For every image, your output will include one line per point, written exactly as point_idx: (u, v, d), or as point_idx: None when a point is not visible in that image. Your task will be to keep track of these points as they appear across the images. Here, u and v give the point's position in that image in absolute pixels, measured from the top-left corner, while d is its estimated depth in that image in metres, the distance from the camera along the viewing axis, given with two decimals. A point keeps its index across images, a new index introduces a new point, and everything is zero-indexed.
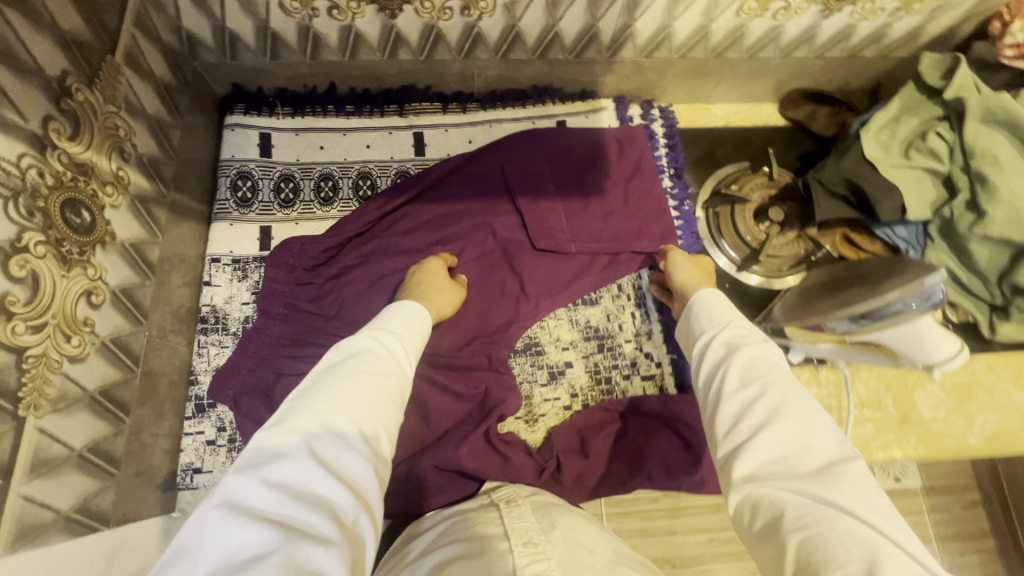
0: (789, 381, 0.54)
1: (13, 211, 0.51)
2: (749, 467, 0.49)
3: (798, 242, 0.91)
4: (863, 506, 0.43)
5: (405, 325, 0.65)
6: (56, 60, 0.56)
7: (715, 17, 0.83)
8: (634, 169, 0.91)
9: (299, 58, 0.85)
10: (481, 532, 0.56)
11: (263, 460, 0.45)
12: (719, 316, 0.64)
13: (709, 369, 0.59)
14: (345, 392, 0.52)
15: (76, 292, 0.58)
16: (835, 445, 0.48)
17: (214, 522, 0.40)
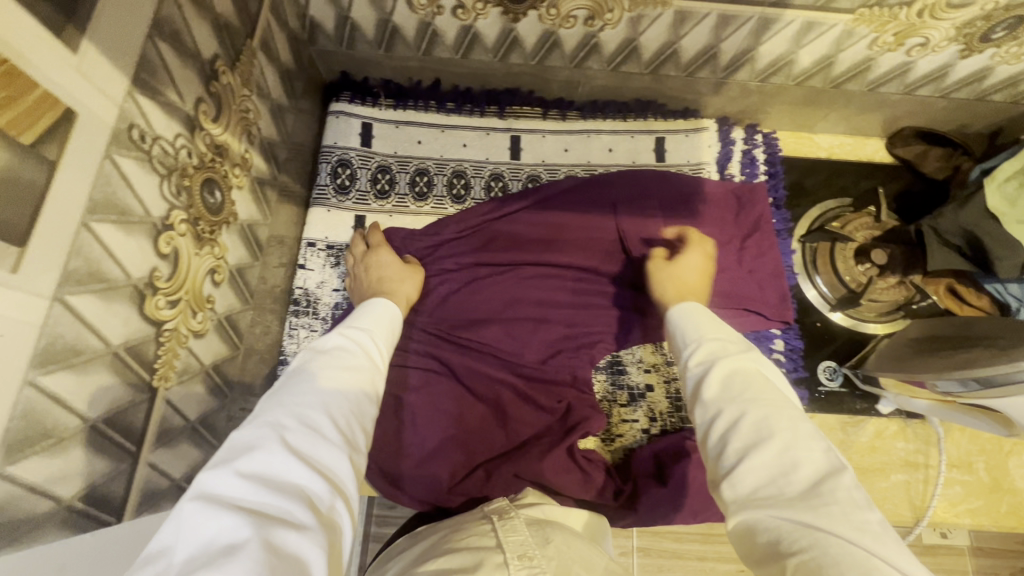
0: (774, 389, 0.45)
1: (166, 190, 0.52)
2: (747, 485, 0.39)
3: (898, 288, 0.88)
4: (857, 530, 0.34)
5: (374, 322, 0.59)
6: (210, 42, 0.58)
7: (845, 48, 0.79)
8: (751, 229, 0.86)
9: (412, 53, 0.86)
10: (468, 544, 0.51)
11: (233, 450, 0.39)
12: (704, 328, 0.52)
13: (688, 392, 0.49)
14: (322, 383, 0.46)
15: (205, 269, 0.60)
16: (822, 453, 0.40)
17: (182, 520, 0.34)
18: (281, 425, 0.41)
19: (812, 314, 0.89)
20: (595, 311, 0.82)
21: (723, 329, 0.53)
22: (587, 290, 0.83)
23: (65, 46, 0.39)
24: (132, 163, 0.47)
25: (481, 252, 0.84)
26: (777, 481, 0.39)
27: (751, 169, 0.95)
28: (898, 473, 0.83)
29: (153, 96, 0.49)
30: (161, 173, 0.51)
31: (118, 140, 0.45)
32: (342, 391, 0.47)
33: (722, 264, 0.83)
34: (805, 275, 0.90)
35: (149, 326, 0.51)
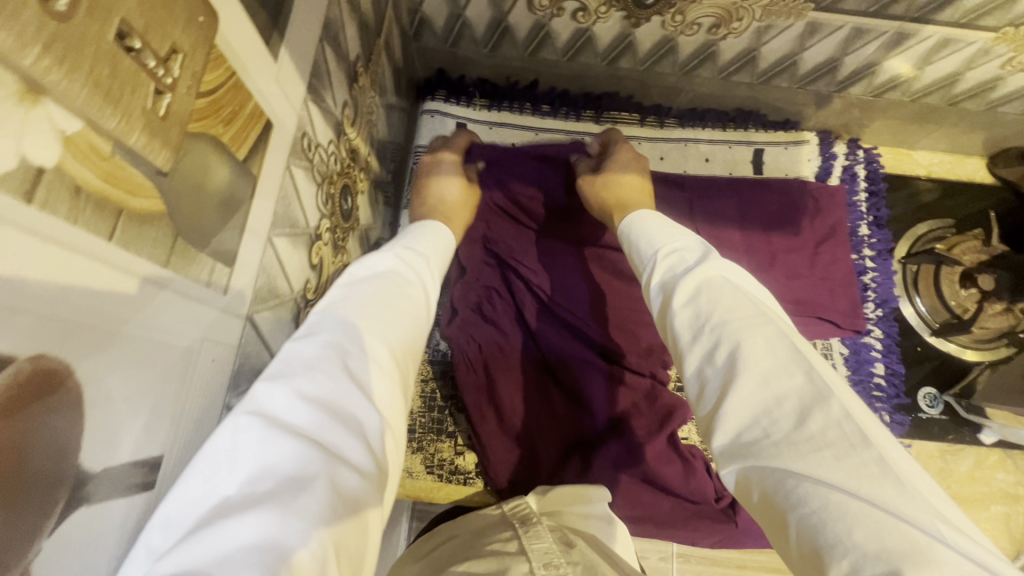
0: (748, 302, 0.38)
1: (319, 199, 0.50)
2: (736, 426, 0.33)
3: (1006, 315, 0.85)
4: (863, 476, 0.28)
5: (428, 249, 0.54)
6: (355, 42, 0.55)
7: (975, 67, 0.76)
8: (826, 235, 0.85)
9: (517, 53, 0.83)
10: (495, 548, 0.50)
11: (290, 366, 0.33)
12: (660, 242, 0.48)
13: (656, 314, 0.44)
14: (382, 307, 0.40)
15: (336, 277, 0.58)
16: (791, 380, 0.33)
17: (230, 439, 0.29)
18: (344, 348, 0.35)
19: (913, 336, 0.87)
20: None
21: (688, 237, 0.48)
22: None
23: (270, 54, 0.37)
24: (301, 172, 0.45)
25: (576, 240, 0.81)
26: (764, 419, 0.33)
27: (851, 185, 0.92)
28: (996, 504, 0.81)
29: (318, 102, 0.47)
30: (318, 181, 0.49)
31: (294, 150, 0.43)
32: (399, 319, 0.40)
33: (796, 272, 0.82)
34: (904, 294, 0.88)
35: None
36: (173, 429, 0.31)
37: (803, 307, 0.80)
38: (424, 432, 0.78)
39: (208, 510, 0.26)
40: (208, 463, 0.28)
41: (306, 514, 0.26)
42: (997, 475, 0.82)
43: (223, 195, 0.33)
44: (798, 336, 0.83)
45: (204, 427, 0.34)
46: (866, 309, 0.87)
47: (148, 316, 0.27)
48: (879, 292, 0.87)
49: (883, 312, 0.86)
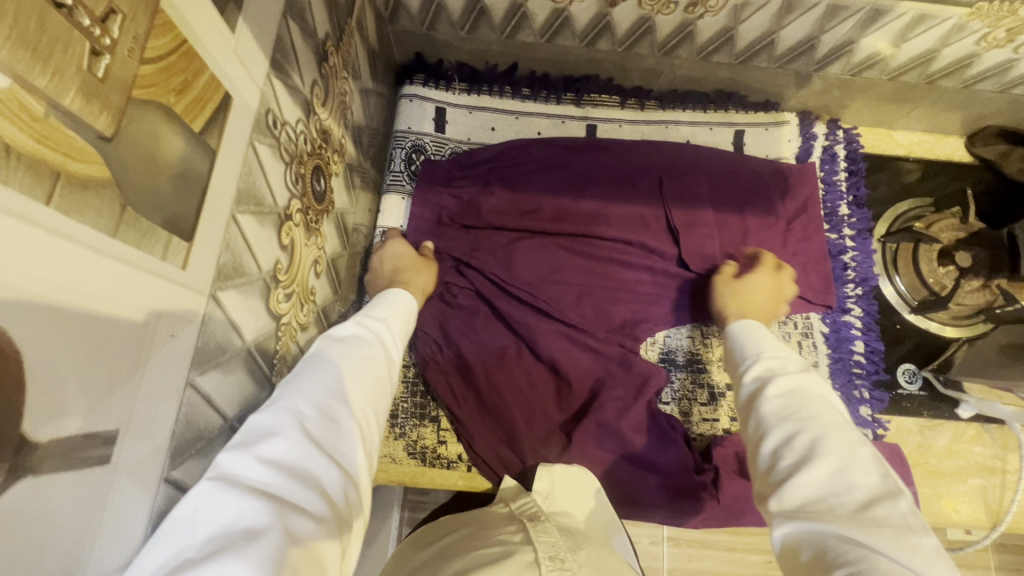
0: (838, 413, 0.51)
1: (288, 178, 0.50)
2: (802, 497, 0.44)
3: (983, 292, 0.86)
4: (907, 551, 0.38)
5: (391, 313, 0.59)
6: (324, 21, 0.54)
7: (951, 43, 0.76)
8: (799, 212, 0.87)
9: (495, 35, 0.82)
10: (499, 541, 0.51)
11: (253, 434, 0.39)
12: (763, 346, 0.61)
13: (747, 401, 0.57)
14: (341, 372, 0.46)
15: (310, 260, 0.58)
16: (886, 479, 0.44)
17: (200, 497, 0.34)
18: (303, 412, 0.41)
19: (892, 314, 0.88)
20: (630, 279, 0.83)
21: (784, 350, 0.61)
22: (616, 260, 0.84)
23: (226, 25, 0.36)
24: (266, 150, 0.44)
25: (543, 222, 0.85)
26: (828, 501, 0.43)
27: (831, 166, 0.92)
28: (974, 477, 0.82)
29: (283, 79, 0.46)
30: (286, 160, 0.49)
31: (258, 126, 0.43)
32: (359, 382, 0.47)
33: (769, 249, 0.85)
34: (884, 275, 0.89)
35: (270, 320, 0.49)
36: (132, 401, 0.30)
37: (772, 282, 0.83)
38: (406, 416, 0.78)
39: (177, 559, 0.31)
40: (182, 521, 0.33)
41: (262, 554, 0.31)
42: (974, 449, 0.83)
43: (179, 167, 0.32)
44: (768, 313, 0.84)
45: (165, 402, 0.34)
46: (847, 288, 0.88)
47: (96, 285, 0.27)
48: (859, 271, 0.88)
49: (862, 290, 0.87)
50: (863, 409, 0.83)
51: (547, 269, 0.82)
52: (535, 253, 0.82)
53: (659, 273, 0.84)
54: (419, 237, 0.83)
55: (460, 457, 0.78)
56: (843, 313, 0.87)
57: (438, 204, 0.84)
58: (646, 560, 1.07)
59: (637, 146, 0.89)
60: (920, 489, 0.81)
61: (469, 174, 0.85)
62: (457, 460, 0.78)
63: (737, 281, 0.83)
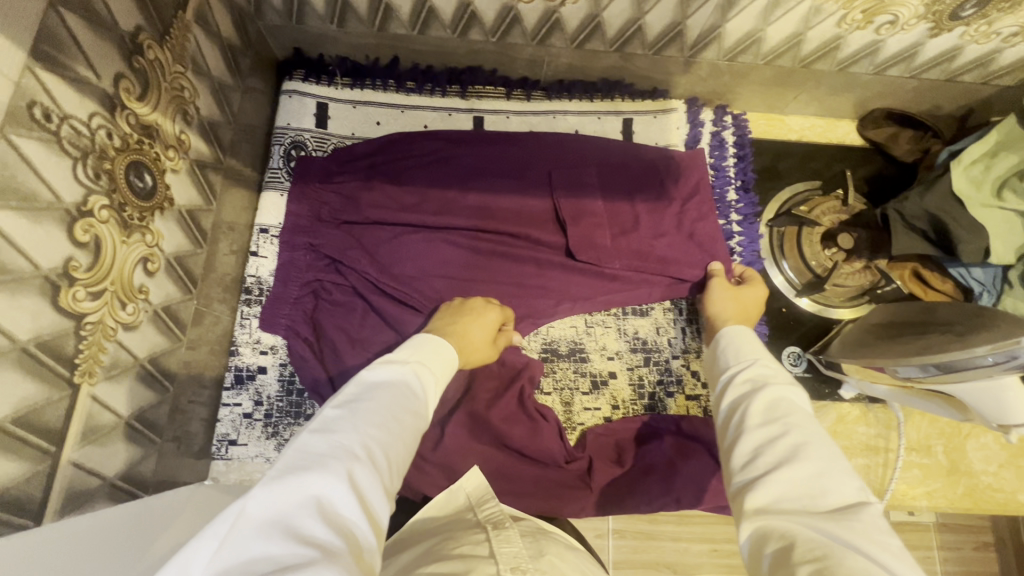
0: (815, 422, 0.51)
1: (81, 174, 0.48)
2: (774, 497, 0.45)
3: (865, 273, 0.87)
4: (881, 547, 0.39)
5: (441, 355, 0.62)
6: (131, 15, 0.53)
7: (813, 26, 0.77)
8: (692, 194, 0.85)
9: (366, 28, 0.81)
10: (462, 552, 0.50)
11: (308, 464, 0.43)
12: (756, 352, 0.62)
13: (731, 399, 0.57)
14: (390, 419, 0.50)
15: (135, 257, 0.57)
16: (854, 488, 0.45)
17: (250, 524, 0.38)
18: (352, 455, 0.44)
19: (777, 298, 0.88)
20: (515, 269, 0.82)
21: (770, 358, 0.62)
22: (500, 251, 0.83)
23: None
24: (34, 145, 0.43)
25: (427, 215, 0.82)
26: (801, 498, 0.45)
27: (720, 152, 0.93)
28: (858, 457, 0.83)
29: (58, 72, 0.45)
30: (74, 155, 0.47)
31: (14, 119, 0.41)
32: (404, 432, 0.50)
33: (660, 233, 0.83)
34: (772, 261, 0.89)
35: (66, 319, 0.48)
36: None
37: (663, 267, 0.82)
38: (282, 416, 0.77)
39: None
40: (230, 540, 0.37)
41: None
42: (857, 428, 0.84)
43: None
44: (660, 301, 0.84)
45: None
46: None
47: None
48: (745, 256, 0.88)
49: None
50: None
51: (429, 265, 0.81)
52: (415, 249, 0.81)
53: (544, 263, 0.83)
54: (294, 234, 0.81)
55: None
56: None
57: (315, 200, 0.82)
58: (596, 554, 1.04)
59: (525, 138, 0.89)
60: None
61: (349, 169, 0.84)
62: None
63: (626, 268, 0.82)
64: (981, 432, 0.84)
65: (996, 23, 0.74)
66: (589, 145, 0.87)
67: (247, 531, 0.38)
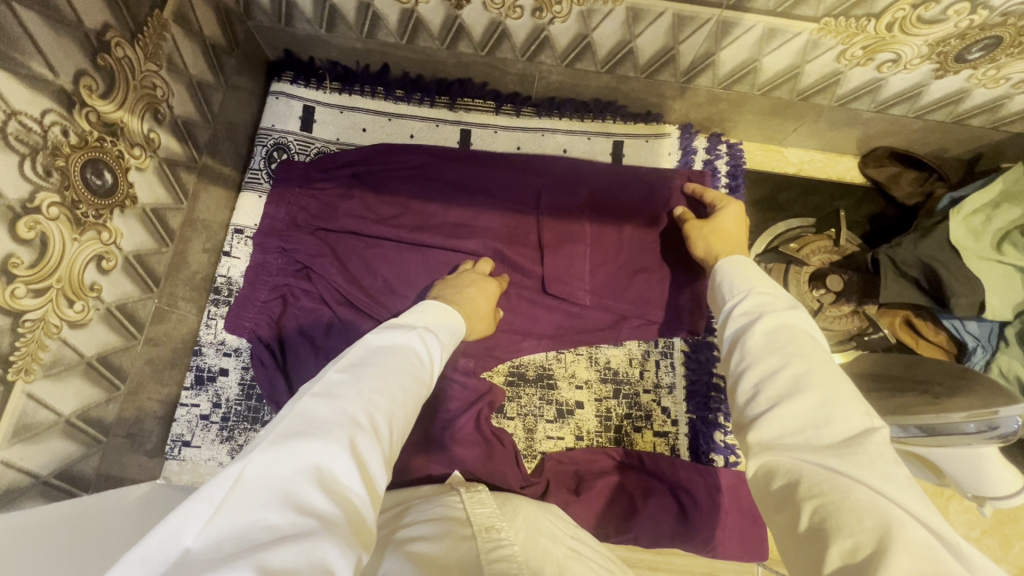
0: (821, 348, 0.46)
1: (28, 170, 0.48)
2: (778, 430, 0.41)
3: (853, 318, 0.83)
4: (886, 479, 0.35)
5: (443, 328, 0.61)
6: (97, 12, 0.53)
7: (812, 59, 0.74)
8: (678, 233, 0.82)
9: (355, 34, 0.81)
10: (442, 510, 0.52)
11: (309, 429, 0.40)
12: (754, 282, 0.56)
13: (729, 336, 0.52)
14: (392, 388, 0.47)
15: (87, 256, 0.56)
16: (860, 413, 0.40)
17: (249, 491, 0.35)
18: (355, 423, 0.41)
19: None
20: None
21: (771, 285, 0.56)
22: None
23: None
24: None
25: (403, 229, 0.82)
26: (804, 430, 0.40)
27: (711, 181, 0.90)
28: None
29: (8, 68, 0.45)
30: (21, 152, 0.47)
31: None
32: (405, 402, 0.48)
33: (640, 276, 0.82)
34: None
35: (3, 316, 0.48)
36: None
37: (637, 310, 0.81)
38: (238, 420, 0.76)
39: (203, 560, 0.31)
40: (224, 506, 0.34)
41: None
42: None
43: None
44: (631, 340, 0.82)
45: None
46: None
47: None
48: None
49: None
50: (716, 435, 0.80)
51: (403, 280, 0.81)
52: (389, 262, 0.81)
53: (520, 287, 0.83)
54: (266, 238, 0.79)
55: None
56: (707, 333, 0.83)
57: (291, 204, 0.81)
58: None
59: (511, 156, 0.87)
60: None
61: (332, 176, 0.83)
62: None
63: (601, 303, 0.81)
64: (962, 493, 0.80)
65: (1004, 68, 0.71)
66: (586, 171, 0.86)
67: (242, 497, 0.35)
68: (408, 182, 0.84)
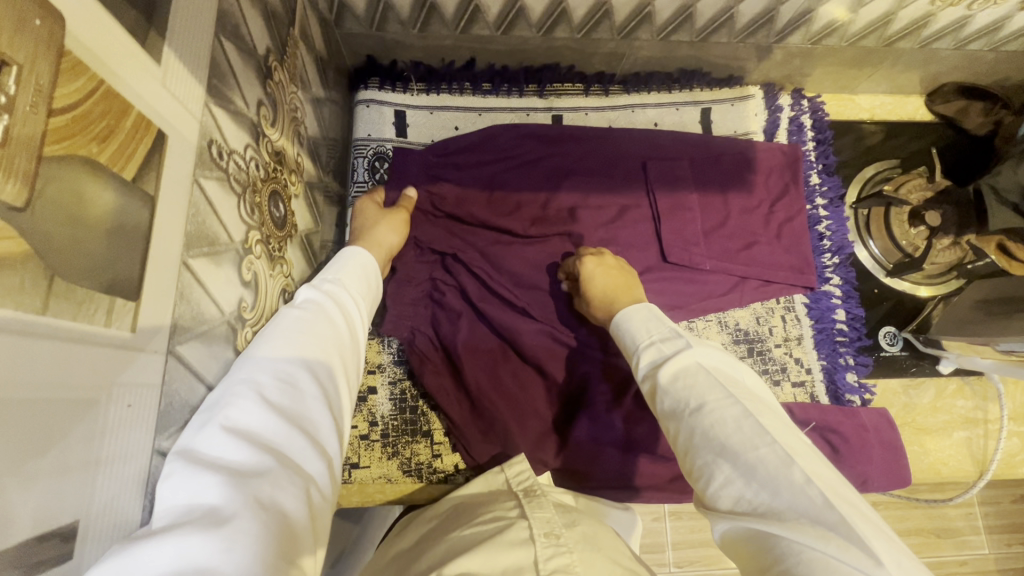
0: (716, 384, 0.46)
1: (242, 211, 0.46)
2: (728, 498, 0.41)
3: (955, 248, 0.88)
4: (823, 536, 0.36)
5: (346, 272, 0.54)
6: (263, 36, 0.50)
7: (906, 5, 0.77)
8: (780, 192, 0.88)
9: (448, 31, 0.79)
10: (496, 516, 0.54)
11: (211, 409, 0.37)
12: (640, 328, 0.56)
13: (647, 396, 0.51)
14: (305, 335, 0.44)
15: (277, 290, 0.55)
16: (774, 452, 0.41)
17: (166, 472, 0.33)
18: (257, 386, 0.39)
19: (869, 279, 0.90)
20: None
21: (661, 325, 0.55)
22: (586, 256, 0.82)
23: (150, 58, 0.33)
24: (214, 184, 0.41)
25: (524, 222, 0.82)
26: (745, 491, 0.41)
27: (799, 136, 0.92)
28: (959, 430, 0.85)
29: (224, 105, 0.43)
30: (238, 191, 0.45)
31: (201, 160, 0.39)
32: (321, 344, 0.44)
33: (752, 234, 0.85)
34: (859, 240, 0.91)
35: None
36: (85, 484, 0.28)
37: (755, 268, 0.84)
38: (397, 435, 0.76)
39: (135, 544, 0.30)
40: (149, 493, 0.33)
41: (228, 532, 0.30)
42: (957, 402, 0.85)
43: (110, 224, 0.29)
44: (754, 299, 0.85)
45: (124, 475, 0.31)
46: (824, 258, 0.88)
47: (10, 367, 0.23)
48: (835, 240, 0.88)
49: (839, 260, 0.88)
50: (848, 376, 0.84)
51: (534, 271, 0.81)
52: (513, 255, 0.81)
53: (639, 263, 0.83)
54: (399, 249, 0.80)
55: (458, 469, 0.76)
56: (824, 282, 0.87)
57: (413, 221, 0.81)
58: (654, 537, 1.16)
59: (611, 130, 0.87)
60: (908, 447, 0.83)
61: (443, 179, 0.83)
62: (454, 473, 0.75)
63: (721, 266, 0.83)
64: None
65: None
66: (684, 139, 0.87)
67: (163, 488, 0.33)
68: (517, 175, 0.83)
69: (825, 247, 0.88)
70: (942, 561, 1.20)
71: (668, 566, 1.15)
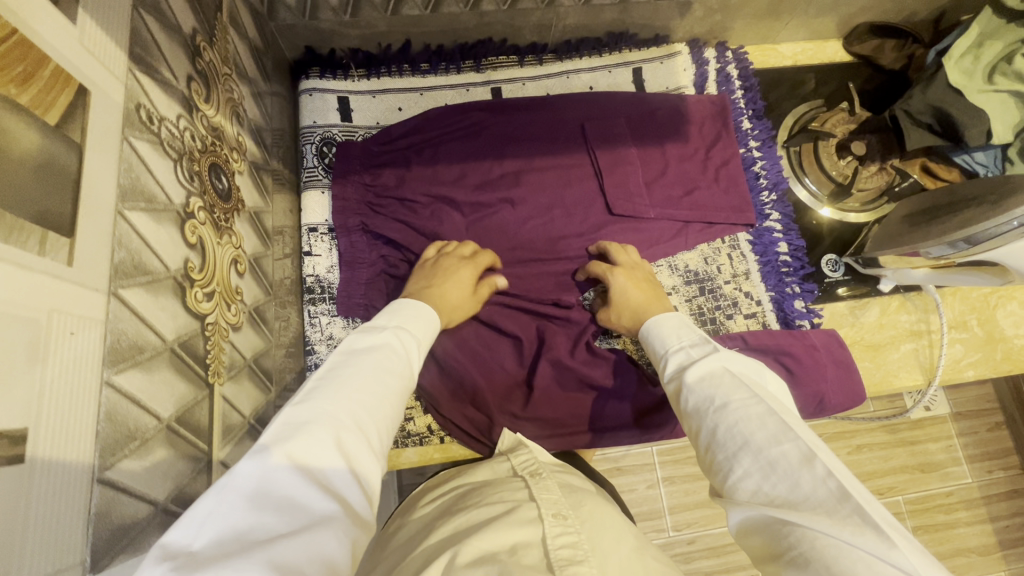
0: (742, 385, 0.49)
1: (180, 175, 0.48)
2: (746, 490, 0.43)
3: (882, 173, 0.93)
4: (840, 525, 0.37)
5: (419, 328, 0.57)
6: (187, 16, 0.53)
7: None
8: (714, 139, 0.92)
9: (379, 14, 0.83)
10: (500, 497, 0.49)
11: (290, 433, 0.39)
12: (671, 338, 0.59)
13: (671, 398, 0.54)
14: (376, 386, 0.46)
15: (228, 259, 0.57)
16: (796, 447, 0.42)
17: (242, 491, 0.35)
18: (335, 425, 0.41)
19: (807, 213, 0.95)
20: (559, 227, 0.86)
21: (691, 333, 0.59)
22: (536, 215, 0.86)
23: (64, 16, 0.35)
24: (146, 145, 0.43)
25: (472, 191, 0.85)
26: (764, 484, 0.42)
27: (727, 86, 0.97)
28: (905, 344, 0.89)
29: (150, 72, 0.45)
30: (173, 157, 0.47)
31: (129, 121, 0.42)
32: (388, 398, 0.47)
33: (691, 180, 0.89)
34: (795, 178, 0.96)
35: (193, 320, 0.48)
36: (33, 401, 0.30)
37: (697, 212, 0.88)
38: None
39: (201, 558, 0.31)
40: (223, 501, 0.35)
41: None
42: (901, 317, 0.90)
43: (36, 161, 0.32)
44: (700, 241, 0.89)
45: (76, 397, 0.33)
46: (762, 196, 0.93)
47: None
48: (770, 177, 0.93)
49: (776, 197, 0.92)
50: (796, 303, 0.89)
51: (485, 235, 0.84)
52: (464, 223, 0.84)
53: (587, 219, 0.86)
54: (350, 224, 0.83)
55: (431, 430, 0.79)
56: (764, 219, 0.92)
57: (361, 200, 0.84)
58: (649, 503, 1.19)
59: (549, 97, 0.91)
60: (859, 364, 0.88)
61: (388, 158, 0.86)
62: (428, 434, 0.79)
63: (664, 213, 0.87)
64: (1006, 302, 0.91)
65: None
66: (615, 97, 0.92)
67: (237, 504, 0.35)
68: (461, 146, 0.86)
69: (762, 185, 0.93)
70: (929, 495, 1.24)
71: (666, 531, 1.18)
